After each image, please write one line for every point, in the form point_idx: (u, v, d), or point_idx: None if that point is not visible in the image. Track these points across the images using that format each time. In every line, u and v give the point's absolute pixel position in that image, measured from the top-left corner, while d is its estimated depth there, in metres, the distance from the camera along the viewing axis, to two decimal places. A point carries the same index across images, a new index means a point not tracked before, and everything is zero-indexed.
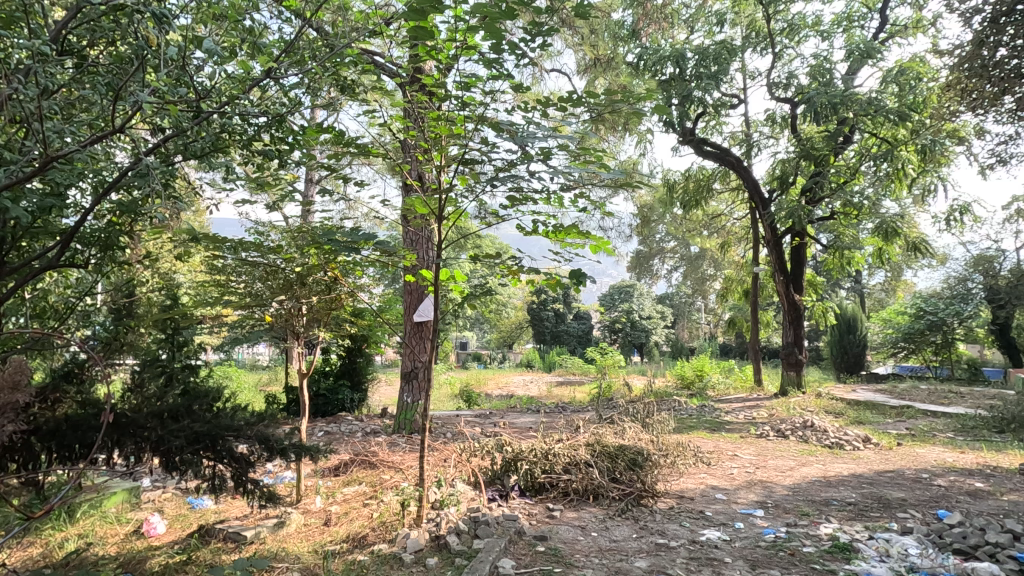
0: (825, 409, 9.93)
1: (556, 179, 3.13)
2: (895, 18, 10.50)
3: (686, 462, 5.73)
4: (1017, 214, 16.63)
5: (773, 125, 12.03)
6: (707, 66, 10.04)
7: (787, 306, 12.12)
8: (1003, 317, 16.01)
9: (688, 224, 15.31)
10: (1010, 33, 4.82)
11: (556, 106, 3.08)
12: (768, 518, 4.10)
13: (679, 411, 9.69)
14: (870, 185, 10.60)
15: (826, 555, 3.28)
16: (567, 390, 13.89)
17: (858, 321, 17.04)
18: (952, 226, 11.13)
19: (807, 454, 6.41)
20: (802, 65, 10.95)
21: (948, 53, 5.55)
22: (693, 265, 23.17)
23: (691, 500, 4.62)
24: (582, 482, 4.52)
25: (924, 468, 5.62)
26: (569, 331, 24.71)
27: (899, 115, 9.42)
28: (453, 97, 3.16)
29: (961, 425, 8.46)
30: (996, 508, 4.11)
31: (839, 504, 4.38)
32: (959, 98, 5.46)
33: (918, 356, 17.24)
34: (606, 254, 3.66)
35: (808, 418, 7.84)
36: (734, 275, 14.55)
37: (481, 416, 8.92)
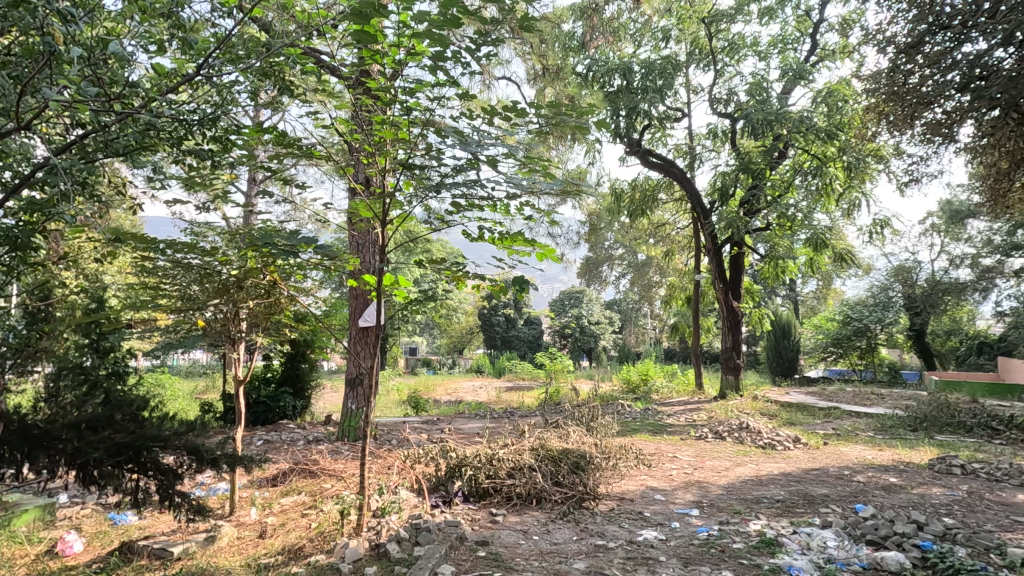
0: (760, 410, 10.42)
1: (501, 188, 3.16)
2: (824, 43, 11.21)
3: (627, 464, 5.89)
4: (932, 229, 18.00)
5: (714, 139, 12.57)
6: (653, 80, 10.37)
7: (726, 312, 12.66)
8: (920, 323, 17.30)
9: (634, 232, 15.80)
10: (918, 63, 5.26)
11: (502, 115, 3.11)
12: (703, 517, 4.26)
13: (623, 414, 9.92)
14: (803, 199, 11.22)
15: (753, 550, 3.44)
16: (516, 394, 13.97)
17: (793, 327, 17.91)
18: (875, 238, 11.92)
19: (741, 454, 6.72)
20: (741, 83, 11.50)
21: (869, 78, 5.97)
22: (640, 271, 23.80)
23: (631, 501, 4.75)
24: (525, 487, 4.56)
25: (847, 465, 6.00)
26: (519, 336, 24.92)
27: (827, 134, 10.04)
28: (399, 101, 3.13)
29: (882, 424, 9.06)
30: (906, 501, 4.43)
31: (768, 501, 4.61)
32: (877, 120, 5.89)
33: (846, 360, 18.32)
34: (552, 262, 3.68)
35: (743, 420, 8.20)
36: (678, 283, 15.07)
37: (429, 422, 8.85)
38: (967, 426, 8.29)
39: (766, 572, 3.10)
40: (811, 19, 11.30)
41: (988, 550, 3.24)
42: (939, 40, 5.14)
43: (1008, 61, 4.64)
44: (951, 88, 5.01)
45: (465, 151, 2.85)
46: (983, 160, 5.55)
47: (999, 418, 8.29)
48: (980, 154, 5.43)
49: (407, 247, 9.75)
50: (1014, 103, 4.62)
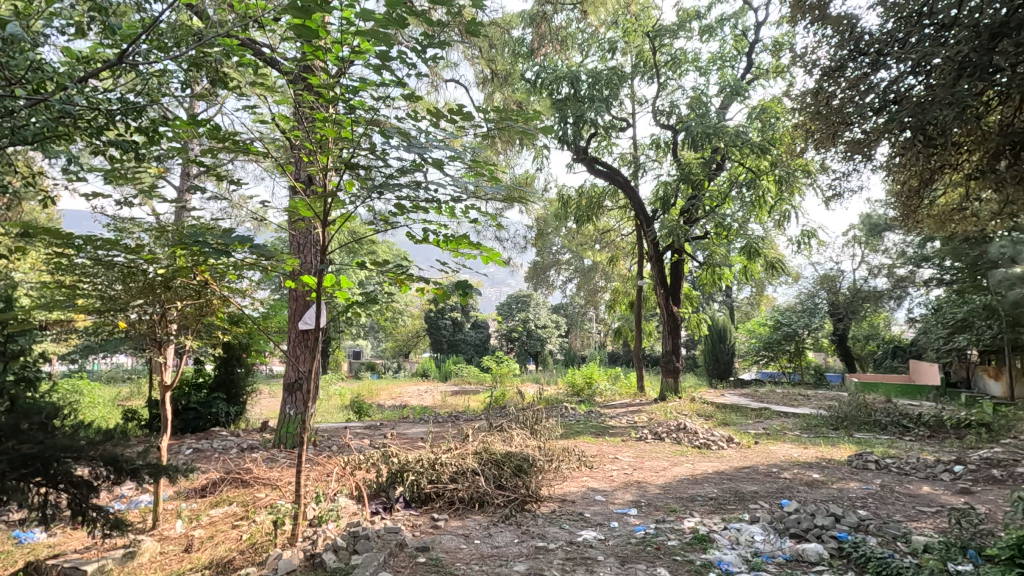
0: (698, 412, 10.83)
1: (446, 191, 3.13)
2: (759, 63, 11.82)
3: (569, 466, 5.98)
4: (853, 240, 19.30)
5: (657, 150, 13.00)
6: (599, 89, 10.62)
7: (667, 317, 13.08)
8: (842, 329, 18.49)
9: (580, 238, 16.10)
10: (840, 86, 5.64)
11: (449, 117, 3.08)
12: (640, 517, 4.38)
13: (567, 417, 10.06)
14: (739, 209, 11.77)
15: (687, 547, 3.56)
16: (461, 398, 13.89)
17: (728, 331, 18.73)
18: (803, 248, 12.66)
19: (678, 454, 6.95)
20: (683, 96, 11.97)
21: (797, 97, 6.35)
22: (586, 276, 24.21)
23: (573, 502, 4.82)
24: (468, 491, 4.55)
25: (775, 463, 6.32)
26: (466, 340, 24.81)
27: (761, 149, 10.58)
28: (343, 99, 3.05)
29: (807, 423, 9.61)
30: (826, 496, 4.72)
31: (702, 499, 4.80)
32: (805, 137, 6.27)
33: (776, 363, 19.35)
34: (496, 265, 3.70)
35: (681, 422, 8.50)
36: (621, 288, 15.46)
37: (371, 428, 8.67)
38: (882, 424, 8.92)
39: (698, 567, 3.22)
40: (747, 39, 11.89)
41: (896, 539, 3.49)
42: (858, 66, 5.53)
43: (917, 88, 5.04)
44: (868, 110, 5.40)
45: (409, 153, 2.80)
46: (896, 178, 6.01)
47: (910, 416, 8.96)
48: (894, 172, 5.88)
49: (350, 249, 9.51)
50: (921, 127, 5.03)
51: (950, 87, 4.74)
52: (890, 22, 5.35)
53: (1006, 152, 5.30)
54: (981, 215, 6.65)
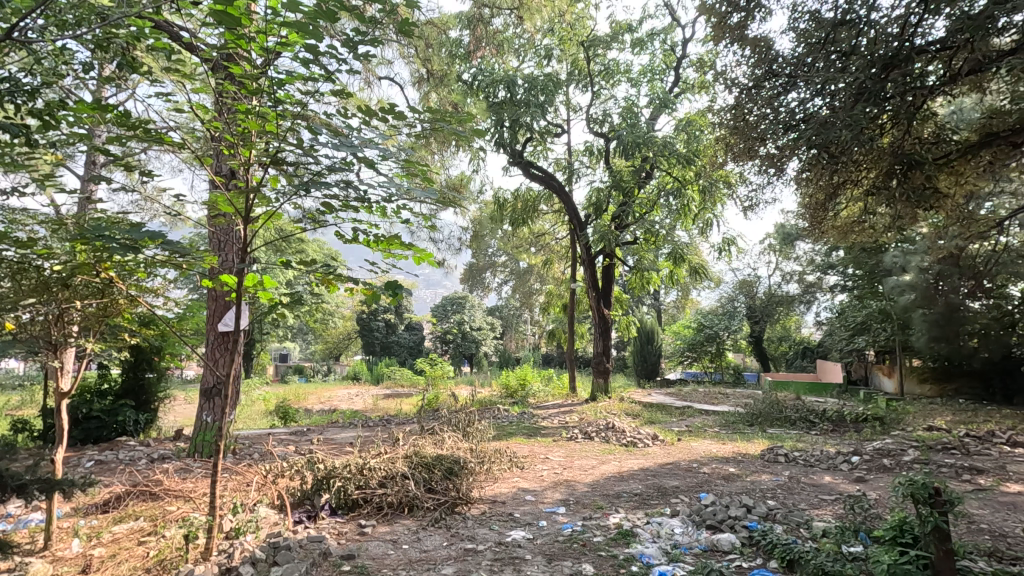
0: (626, 411, 11.21)
1: (378, 191, 3.05)
2: (685, 78, 12.42)
3: (500, 467, 6.02)
4: (769, 248, 20.65)
5: (591, 157, 13.35)
6: (535, 94, 10.78)
7: (598, 320, 13.42)
8: (758, 331, 19.72)
9: (515, 241, 16.27)
10: (756, 104, 6.02)
11: (381, 116, 3.02)
12: (568, 514, 4.47)
13: (500, 418, 10.12)
14: (666, 216, 12.29)
15: (611, 542, 3.68)
16: (394, 402, 13.61)
17: (655, 333, 19.49)
18: (724, 255, 13.39)
19: (607, 452, 7.17)
20: (615, 106, 12.37)
21: (719, 112, 6.74)
22: (521, 279, 24.41)
23: (503, 503, 4.85)
24: (397, 495, 4.47)
25: (695, 458, 6.65)
26: (400, 342, 24.36)
27: (686, 160, 11.08)
28: (267, 92, 2.92)
29: (726, 420, 10.17)
30: (740, 488, 5.01)
31: (627, 495, 4.98)
32: (725, 150, 6.64)
33: (699, 364, 20.36)
34: (429, 266, 3.63)
35: (610, 421, 8.76)
36: (555, 290, 15.75)
37: (297, 433, 8.33)
38: (791, 419, 9.58)
39: (621, 561, 3.33)
40: (675, 54, 12.44)
41: (799, 525, 3.76)
42: (771, 86, 5.93)
43: (822, 109, 5.48)
44: (779, 128, 5.81)
45: (340, 151, 2.71)
46: (806, 190, 6.48)
47: (815, 411, 9.69)
48: (804, 185, 6.34)
49: (276, 247, 9.10)
50: (824, 146, 5.46)
51: (850, 109, 5.18)
52: (799, 47, 5.77)
53: (895, 172, 5.86)
54: (876, 227, 7.30)
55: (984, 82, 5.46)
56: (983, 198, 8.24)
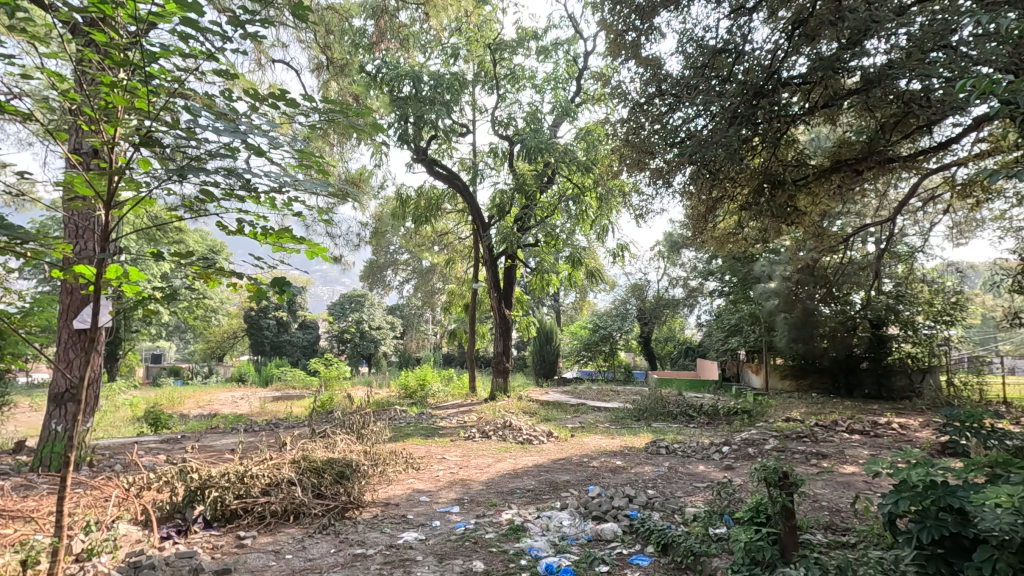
0: (524, 409, 11.46)
1: (265, 182, 2.82)
2: (586, 89, 12.94)
3: (395, 469, 5.91)
4: (657, 254, 22.10)
5: (495, 159, 13.50)
6: (440, 93, 10.68)
7: (499, 320, 13.58)
8: (647, 332, 21.03)
9: (418, 239, 16.04)
10: (647, 119, 6.42)
11: (270, 102, 2.80)
12: (462, 513, 4.50)
13: (397, 420, 9.93)
14: (566, 221, 12.72)
15: (502, 538, 3.75)
16: (283, 404, 12.85)
17: (554, 333, 20.09)
18: (618, 260, 14.12)
19: (503, 450, 7.31)
20: (519, 110, 12.60)
21: (615, 123, 7.10)
22: (423, 278, 24.10)
23: (396, 505, 4.78)
24: (282, 503, 4.25)
25: (586, 453, 6.97)
26: (292, 342, 23.03)
27: (585, 167, 11.54)
28: (135, 65, 2.61)
29: (616, 416, 10.74)
30: (625, 480, 5.32)
31: (520, 491, 5.11)
32: (620, 161, 7.01)
33: (594, 363, 21.31)
34: (322, 262, 3.41)
35: (508, 419, 8.92)
36: (457, 290, 15.76)
37: (169, 441, 7.59)
38: (673, 414, 10.33)
39: (511, 556, 3.40)
40: (577, 65, 12.91)
41: (673, 512, 4.06)
42: (660, 104, 6.34)
43: (704, 127, 5.95)
44: (666, 144, 6.24)
45: (223, 137, 2.49)
46: (690, 202, 7.00)
47: (694, 406, 10.52)
48: (687, 197, 6.84)
49: (149, 237, 8.23)
50: (705, 162, 5.94)
51: (727, 131, 5.68)
52: (686, 70, 6.24)
53: (764, 189, 6.53)
54: (748, 238, 8.08)
55: (835, 115, 6.23)
56: (834, 216, 9.42)
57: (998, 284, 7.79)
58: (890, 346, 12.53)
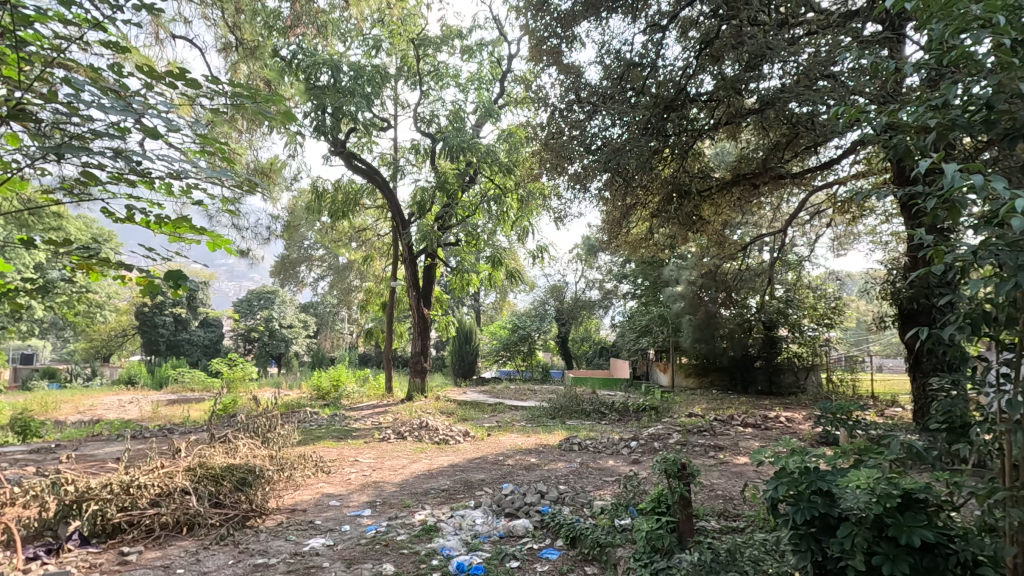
0: (441, 409, 11.37)
1: (160, 167, 2.60)
2: (509, 91, 13.07)
3: (304, 473, 5.68)
4: (575, 257, 22.78)
5: (417, 155, 13.31)
6: (361, 84, 10.38)
7: (418, 319, 13.38)
8: (564, 332, 21.62)
9: (334, 234, 15.47)
10: (567, 124, 6.59)
11: (168, 81, 2.57)
12: (374, 516, 4.40)
13: (307, 422, 9.51)
14: (487, 221, 12.79)
15: (414, 539, 3.71)
16: (179, 408, 11.91)
17: (473, 333, 20.10)
18: (537, 261, 14.38)
19: (418, 451, 7.22)
20: (442, 108, 12.50)
21: (537, 127, 7.24)
22: (339, 275, 23.23)
23: (304, 510, 4.59)
24: (174, 514, 3.94)
25: (502, 451, 7.04)
26: (192, 340, 21.42)
27: (507, 168, 11.67)
28: (4, 28, 2.32)
29: (532, 415, 10.95)
30: (538, 477, 5.43)
31: (435, 491, 5.08)
32: (540, 164, 7.17)
33: (512, 362, 21.55)
34: (224, 254, 3.18)
35: (424, 420, 8.82)
36: (375, 288, 15.37)
37: (41, 451, 6.81)
38: (587, 411, 10.67)
39: (422, 557, 3.37)
40: (501, 67, 12.99)
41: (582, 505, 4.20)
42: (578, 110, 6.54)
43: (619, 135, 6.19)
44: (583, 150, 6.45)
45: (110, 115, 2.27)
46: (605, 207, 7.26)
47: (606, 403, 10.94)
48: (603, 202, 7.08)
49: (20, 222, 7.34)
50: (618, 169, 6.18)
51: (639, 141, 5.96)
52: (604, 81, 6.48)
53: (673, 198, 6.92)
54: (658, 244, 8.53)
55: (737, 132, 6.72)
56: (735, 225, 10.16)
57: (869, 291, 8.76)
58: (780, 346, 13.70)
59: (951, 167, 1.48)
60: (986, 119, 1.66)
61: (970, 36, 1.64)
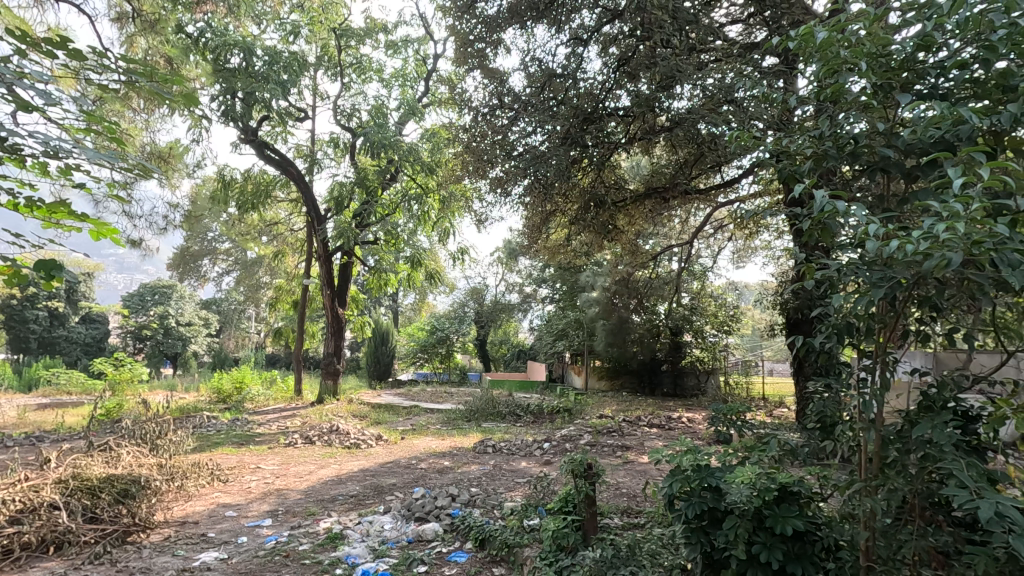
0: (353, 413, 11.01)
1: (33, 145, 2.29)
2: (434, 91, 12.96)
3: (198, 483, 5.28)
4: (497, 261, 22.95)
5: (336, 149, 12.85)
6: (276, 71, 9.86)
7: (331, 319, 12.87)
8: (483, 335, 21.74)
9: (242, 227, 14.56)
10: (489, 129, 6.65)
11: (44, 50, 2.26)
12: (275, 526, 4.17)
13: (205, 427, 8.86)
14: (407, 220, 12.58)
15: (318, 548, 3.56)
16: (52, 413, 10.67)
17: (390, 334, 19.64)
18: (458, 263, 14.31)
19: (327, 456, 6.94)
20: (364, 103, 12.17)
21: (461, 129, 7.24)
22: (247, 270, 21.88)
23: (196, 522, 4.27)
24: (39, 532, 3.54)
25: (415, 455, 6.94)
26: (70, 338, 19.28)
27: (429, 168, 11.54)
28: None
29: (448, 417, 10.86)
30: (451, 480, 5.40)
31: (342, 498, 4.90)
32: (463, 167, 7.19)
33: (430, 364, 21.29)
34: (111, 243, 2.88)
35: (334, 423, 8.50)
36: (285, 285, 14.64)
37: None
38: (502, 413, 10.74)
39: (325, 566, 3.25)
40: (426, 66, 12.86)
41: (493, 507, 4.23)
42: (501, 116, 6.62)
43: (541, 143, 6.31)
44: (506, 155, 6.52)
45: None
46: (525, 212, 7.38)
47: (522, 405, 11.08)
48: (523, 207, 7.20)
49: None
50: (537, 176, 6.31)
51: (559, 150, 6.13)
52: (527, 88, 6.59)
53: (590, 207, 7.21)
54: (575, 249, 8.80)
55: (651, 147, 7.07)
56: (647, 235, 10.68)
57: (763, 301, 9.52)
58: (685, 351, 14.54)
59: (821, 194, 1.67)
60: (853, 152, 1.86)
61: (842, 77, 1.84)
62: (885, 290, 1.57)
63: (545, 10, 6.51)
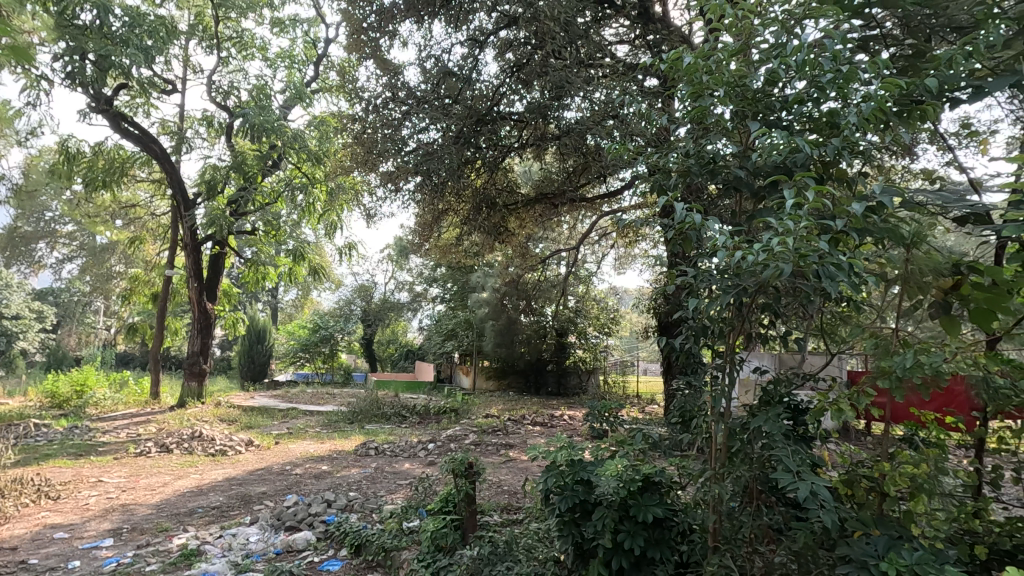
0: (220, 416, 10.10)
1: None
2: (325, 77, 12.33)
3: (18, 503, 4.53)
4: (387, 258, 22.34)
5: (209, 129, 11.75)
6: (139, 34, 8.78)
7: (197, 314, 11.70)
8: (370, 334, 21.03)
9: (89, 208, 12.78)
10: (381, 123, 6.42)
11: None
12: (116, 546, 3.69)
13: (32, 438, 7.64)
14: (290, 211, 11.79)
15: (168, 568, 3.21)
16: None
17: (268, 331, 18.34)
18: (345, 258, 13.68)
19: (186, 465, 6.29)
20: (244, 81, 11.25)
21: (350, 119, 6.94)
22: (95, 258, 19.24)
23: (13, 549, 3.65)
24: None
25: (290, 460, 6.51)
26: None
27: (316, 157, 10.88)
28: None
29: (328, 420, 10.33)
30: (327, 485, 5.14)
31: (202, 511, 4.47)
32: (353, 159, 6.89)
33: (311, 364, 20.19)
34: None
35: (197, 428, 7.73)
36: (143, 276, 13.08)
37: None
38: (387, 415, 10.45)
39: None
40: (316, 50, 12.18)
41: (371, 511, 4.08)
42: (395, 109, 6.43)
43: (434, 140, 6.21)
44: (397, 150, 6.32)
45: None
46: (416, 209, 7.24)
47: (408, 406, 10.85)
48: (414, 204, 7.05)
49: None
50: (428, 173, 6.19)
51: (452, 149, 6.09)
52: (423, 83, 6.48)
53: (482, 208, 7.25)
54: (467, 250, 8.82)
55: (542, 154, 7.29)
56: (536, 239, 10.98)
57: (640, 305, 10.20)
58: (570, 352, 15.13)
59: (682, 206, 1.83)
60: (711, 168, 2.05)
61: (704, 100, 2.03)
62: (733, 296, 1.74)
63: (443, 7, 6.47)
